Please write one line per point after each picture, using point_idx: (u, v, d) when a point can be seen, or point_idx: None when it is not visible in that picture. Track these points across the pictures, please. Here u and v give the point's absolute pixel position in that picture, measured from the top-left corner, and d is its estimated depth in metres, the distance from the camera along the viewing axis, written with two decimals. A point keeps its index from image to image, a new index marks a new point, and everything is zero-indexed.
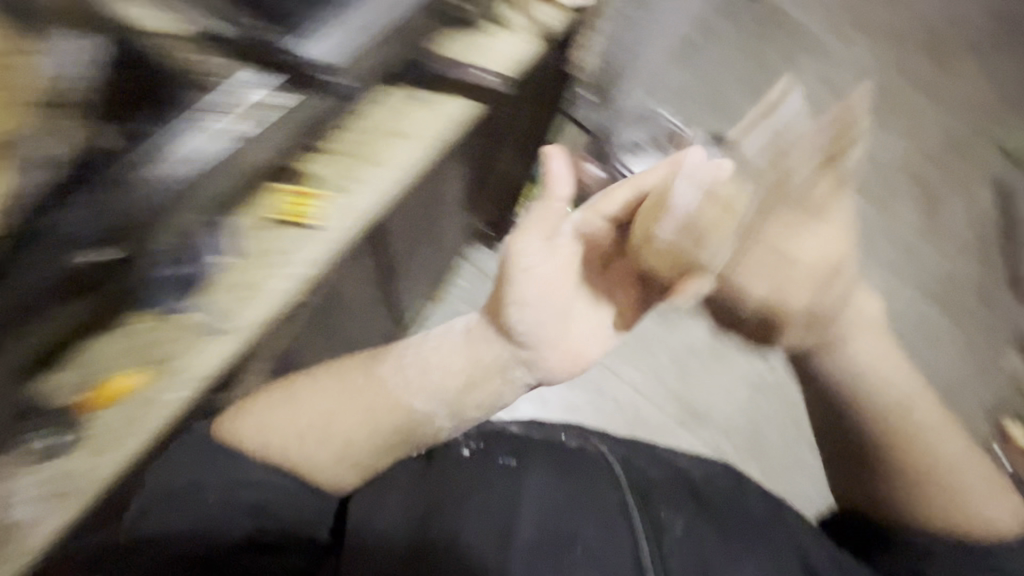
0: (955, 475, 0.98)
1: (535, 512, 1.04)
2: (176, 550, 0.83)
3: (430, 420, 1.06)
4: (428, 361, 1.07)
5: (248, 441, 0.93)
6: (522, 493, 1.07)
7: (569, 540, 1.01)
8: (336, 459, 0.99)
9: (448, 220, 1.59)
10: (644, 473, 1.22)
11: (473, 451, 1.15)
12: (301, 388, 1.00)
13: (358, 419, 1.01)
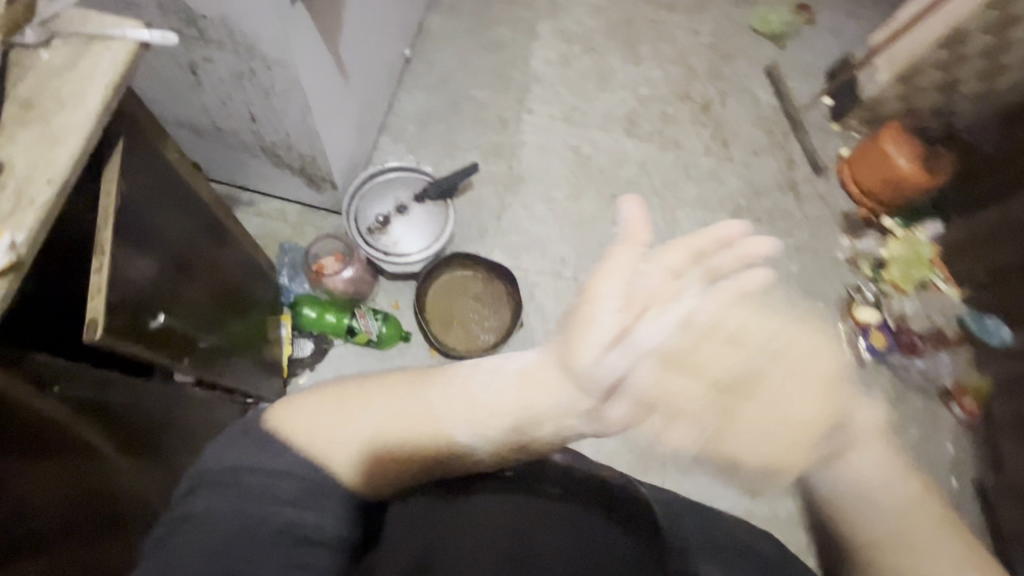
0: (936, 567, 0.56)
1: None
2: (256, 476, 0.53)
3: (479, 458, 0.62)
4: (500, 382, 0.63)
5: (295, 448, 0.56)
6: (543, 527, 0.59)
7: None
8: (390, 470, 0.59)
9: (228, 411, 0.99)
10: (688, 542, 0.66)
11: (523, 476, 0.65)
12: (361, 411, 0.59)
13: (399, 453, 0.60)
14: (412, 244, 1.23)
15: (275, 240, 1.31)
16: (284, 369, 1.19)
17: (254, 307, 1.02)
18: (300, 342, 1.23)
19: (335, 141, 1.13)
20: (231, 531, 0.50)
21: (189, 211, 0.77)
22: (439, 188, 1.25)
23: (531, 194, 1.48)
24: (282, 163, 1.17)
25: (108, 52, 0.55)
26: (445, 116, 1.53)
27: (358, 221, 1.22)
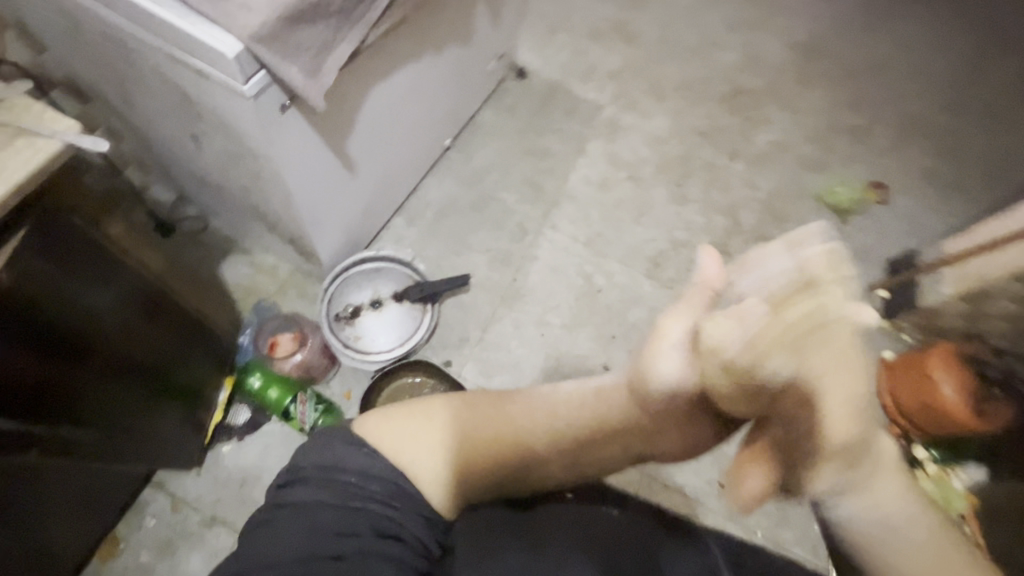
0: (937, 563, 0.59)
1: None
2: (346, 480, 0.59)
3: (552, 466, 0.68)
4: (568, 401, 0.71)
5: (388, 455, 0.62)
6: (614, 532, 0.69)
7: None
8: (474, 475, 0.65)
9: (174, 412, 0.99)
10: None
11: (571, 494, 0.75)
12: (443, 419, 0.67)
13: (489, 439, 0.67)
14: (376, 343, 1.18)
15: (257, 294, 1.30)
16: (208, 434, 1.13)
17: (186, 369, 0.99)
18: (236, 409, 1.16)
19: (326, 226, 1.11)
20: (351, 515, 0.57)
21: (121, 293, 0.76)
22: (421, 293, 1.20)
23: (527, 311, 1.41)
24: (276, 231, 1.17)
25: (27, 150, 0.54)
26: (466, 211, 1.50)
27: (331, 303, 1.19)
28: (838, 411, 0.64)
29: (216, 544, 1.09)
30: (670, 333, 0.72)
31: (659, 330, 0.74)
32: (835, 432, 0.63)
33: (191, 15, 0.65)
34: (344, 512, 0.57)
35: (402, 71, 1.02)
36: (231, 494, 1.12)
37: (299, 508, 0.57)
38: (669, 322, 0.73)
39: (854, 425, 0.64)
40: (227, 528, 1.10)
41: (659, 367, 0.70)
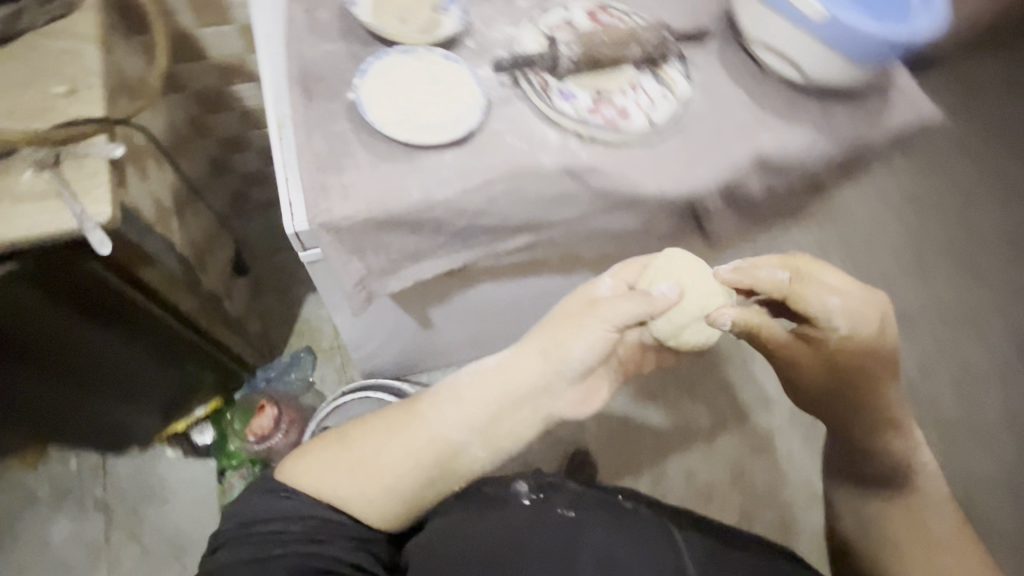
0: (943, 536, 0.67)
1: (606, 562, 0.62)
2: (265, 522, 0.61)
3: (474, 447, 0.70)
4: (473, 387, 0.70)
5: (322, 498, 0.64)
6: (583, 531, 0.66)
7: None
8: (386, 488, 0.66)
9: (136, 406, 0.98)
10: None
11: (532, 500, 0.72)
12: (364, 433, 0.68)
13: (375, 439, 0.68)
14: None
15: (309, 341, 1.25)
16: (166, 432, 1.10)
17: (169, 381, 0.97)
18: (202, 427, 1.11)
19: (377, 349, 1.00)
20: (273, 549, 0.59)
21: (123, 322, 0.75)
22: None
23: None
24: None
25: (47, 217, 0.52)
26: None
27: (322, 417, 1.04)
28: (844, 283, 0.62)
29: (85, 530, 1.05)
30: (564, 354, 0.68)
31: (564, 333, 0.68)
32: (812, 354, 0.66)
33: (293, 171, 0.58)
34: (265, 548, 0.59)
35: (537, 282, 0.83)
36: (132, 497, 1.08)
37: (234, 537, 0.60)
38: (578, 330, 0.67)
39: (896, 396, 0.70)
40: (104, 522, 1.06)
41: (572, 351, 0.67)
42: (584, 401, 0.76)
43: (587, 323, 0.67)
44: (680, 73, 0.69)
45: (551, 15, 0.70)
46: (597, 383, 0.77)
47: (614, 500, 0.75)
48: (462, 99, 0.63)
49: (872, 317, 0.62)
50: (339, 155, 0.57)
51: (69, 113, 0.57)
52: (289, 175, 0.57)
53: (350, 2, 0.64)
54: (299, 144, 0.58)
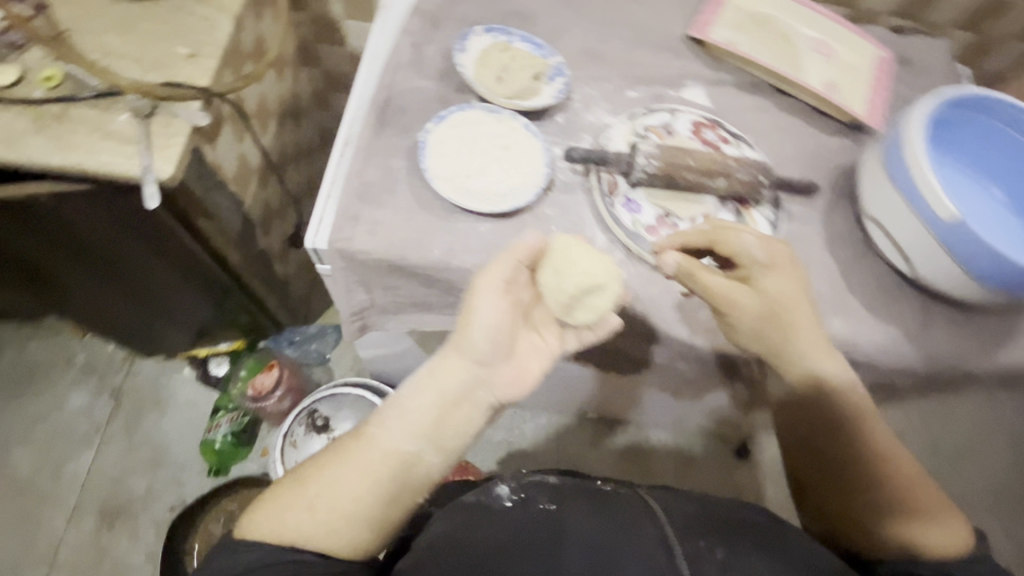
0: (928, 507, 0.55)
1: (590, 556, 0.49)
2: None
3: (428, 458, 0.53)
4: (414, 391, 0.53)
5: (283, 543, 0.49)
6: (569, 532, 0.51)
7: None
8: (350, 519, 0.50)
9: (171, 326, 1.06)
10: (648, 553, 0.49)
11: (515, 501, 0.56)
12: (321, 465, 0.53)
13: (321, 469, 0.52)
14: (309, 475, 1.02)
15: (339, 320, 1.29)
16: (189, 352, 1.20)
17: (201, 314, 1.04)
18: (220, 360, 1.19)
19: (383, 360, 1.00)
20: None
21: (171, 258, 0.81)
22: None
23: None
24: None
25: (122, 160, 0.57)
26: None
27: (316, 404, 1.05)
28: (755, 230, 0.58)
29: (94, 409, 1.16)
30: (472, 344, 0.52)
31: (464, 325, 0.52)
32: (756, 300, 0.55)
33: (336, 191, 0.59)
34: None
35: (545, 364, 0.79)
36: (144, 398, 1.18)
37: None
38: (472, 317, 0.52)
39: (789, 281, 0.56)
40: (112, 408, 1.16)
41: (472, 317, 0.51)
42: (518, 384, 0.55)
43: (484, 295, 0.52)
44: (764, 219, 0.63)
45: (651, 116, 0.68)
46: (536, 341, 0.57)
47: (596, 489, 0.59)
48: (532, 169, 0.61)
49: (762, 244, 0.56)
50: (383, 194, 0.58)
51: (182, 74, 0.62)
52: (332, 194, 0.58)
53: (459, 48, 0.66)
54: (351, 171, 0.59)
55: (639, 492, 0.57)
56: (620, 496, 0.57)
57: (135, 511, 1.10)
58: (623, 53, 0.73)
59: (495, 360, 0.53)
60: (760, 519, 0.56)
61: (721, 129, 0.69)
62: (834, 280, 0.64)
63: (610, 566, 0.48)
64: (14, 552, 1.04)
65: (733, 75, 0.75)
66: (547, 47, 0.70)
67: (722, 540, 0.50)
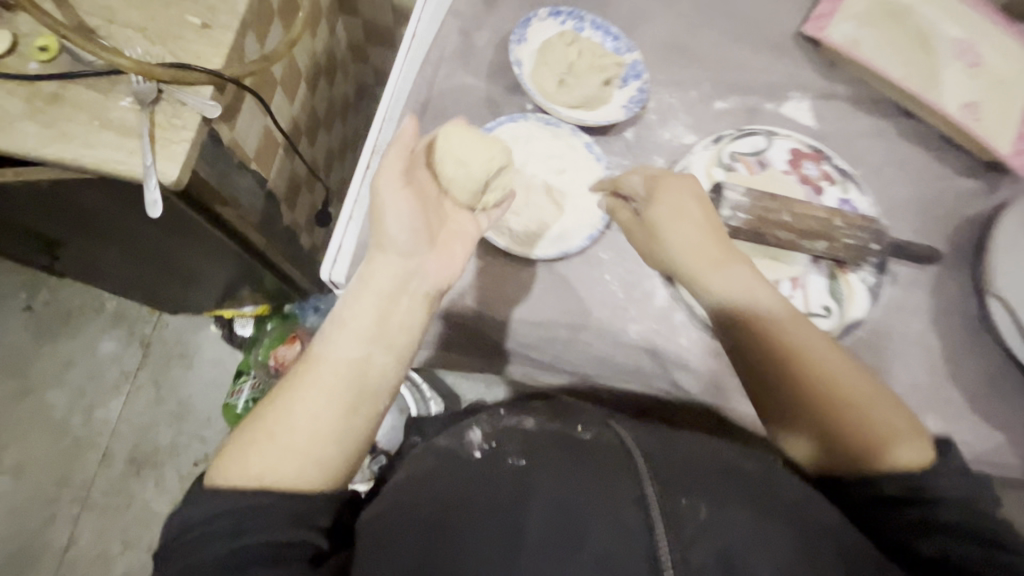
0: (875, 409, 0.44)
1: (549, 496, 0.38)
2: (190, 541, 0.37)
3: (381, 357, 0.45)
4: (351, 297, 0.46)
5: (240, 489, 0.38)
6: (529, 470, 0.40)
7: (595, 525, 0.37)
8: (307, 445, 0.41)
9: (196, 292, 1.03)
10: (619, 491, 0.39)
11: (484, 452, 0.43)
12: (265, 406, 0.43)
13: (261, 411, 0.43)
14: None
15: None
16: (213, 311, 1.16)
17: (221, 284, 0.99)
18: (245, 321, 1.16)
19: None
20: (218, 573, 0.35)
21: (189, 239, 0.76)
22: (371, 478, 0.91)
23: None
24: None
25: (122, 155, 0.50)
26: None
27: None
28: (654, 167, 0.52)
29: (124, 358, 1.17)
30: (394, 236, 0.46)
31: (378, 225, 0.46)
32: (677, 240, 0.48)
33: (360, 213, 0.52)
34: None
35: None
36: (171, 352, 1.18)
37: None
38: (383, 209, 0.45)
39: (690, 202, 0.48)
40: (140, 359, 1.17)
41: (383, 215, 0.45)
42: (450, 269, 0.48)
43: (389, 200, 0.45)
44: (861, 283, 0.52)
45: (742, 140, 0.56)
46: (455, 247, 0.49)
47: (573, 438, 0.44)
48: (584, 201, 0.53)
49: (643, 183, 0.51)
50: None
51: (193, 50, 0.53)
52: (354, 215, 0.52)
53: (517, 37, 0.54)
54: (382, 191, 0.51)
55: (610, 424, 0.46)
56: (564, 405, 0.49)
57: (160, 463, 1.12)
58: (714, 51, 0.60)
59: (421, 244, 0.46)
60: (753, 468, 0.43)
61: (824, 162, 0.56)
62: (934, 363, 0.54)
63: (579, 519, 0.37)
64: (49, 489, 1.09)
65: (849, 86, 0.61)
66: (624, 39, 0.57)
67: (717, 500, 0.39)
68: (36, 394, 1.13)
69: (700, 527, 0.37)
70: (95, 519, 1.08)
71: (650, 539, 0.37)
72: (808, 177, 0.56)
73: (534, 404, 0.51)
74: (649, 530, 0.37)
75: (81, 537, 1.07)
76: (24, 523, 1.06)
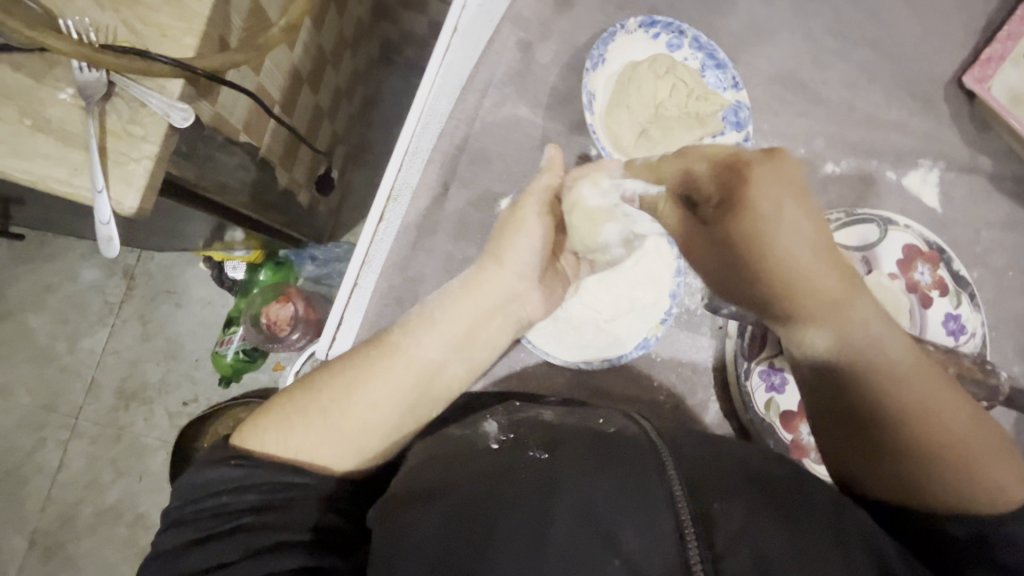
0: (982, 455, 0.33)
1: (592, 505, 0.30)
2: (218, 505, 0.34)
3: (454, 368, 0.41)
4: (447, 298, 0.42)
5: (278, 460, 0.36)
6: (563, 468, 0.32)
7: (631, 532, 0.29)
8: (362, 437, 0.38)
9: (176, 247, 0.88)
10: (646, 483, 0.31)
11: (503, 444, 0.36)
12: (330, 370, 0.39)
13: (325, 376, 0.39)
14: None
15: None
16: (200, 251, 0.96)
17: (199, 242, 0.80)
18: (236, 264, 0.95)
19: None
20: (245, 542, 0.33)
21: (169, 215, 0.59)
22: None
23: None
24: None
25: (64, 172, 0.38)
26: None
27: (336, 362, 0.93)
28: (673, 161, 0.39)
29: (107, 287, 1.04)
30: (515, 257, 0.42)
31: (503, 236, 0.43)
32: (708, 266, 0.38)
33: (367, 279, 0.45)
34: (221, 542, 0.33)
35: None
36: (157, 286, 1.04)
37: (169, 559, 0.33)
38: (519, 226, 0.42)
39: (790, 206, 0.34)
40: (125, 291, 1.04)
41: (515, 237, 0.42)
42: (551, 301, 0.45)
43: (530, 221, 0.42)
44: None
45: (850, 228, 0.46)
46: (559, 280, 0.46)
47: (594, 428, 0.35)
48: (642, 295, 0.47)
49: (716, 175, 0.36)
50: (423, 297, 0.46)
51: (154, 22, 0.40)
52: (361, 280, 0.45)
53: (593, 59, 0.46)
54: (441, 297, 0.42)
55: (635, 418, 0.37)
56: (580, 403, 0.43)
57: (150, 399, 1.01)
58: (838, 93, 0.49)
59: (536, 275, 0.43)
60: (785, 473, 0.34)
61: (942, 266, 0.46)
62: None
63: (614, 524, 0.30)
64: (38, 412, 0.99)
65: (994, 159, 0.49)
66: (730, 70, 0.46)
67: (756, 511, 0.31)
68: (18, 315, 1.02)
69: (733, 537, 0.29)
70: (85, 446, 0.99)
71: (680, 547, 0.29)
72: (917, 284, 0.46)
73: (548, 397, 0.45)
74: (679, 534, 0.30)
75: (73, 463, 0.98)
76: (14, 444, 0.98)
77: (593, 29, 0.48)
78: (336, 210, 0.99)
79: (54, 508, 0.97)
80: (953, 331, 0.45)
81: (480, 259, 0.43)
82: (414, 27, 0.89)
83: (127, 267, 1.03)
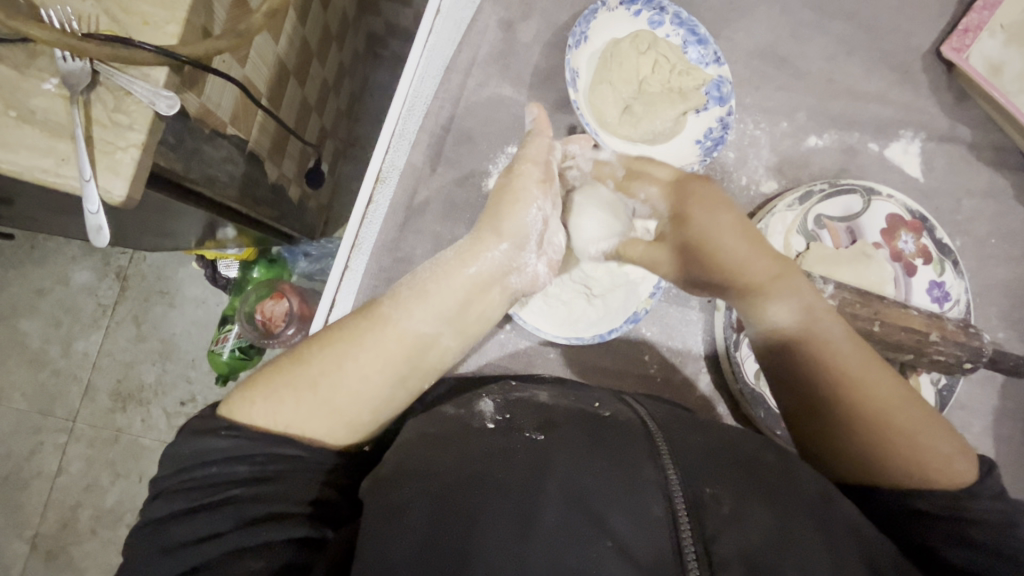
0: (918, 427, 0.35)
1: (584, 487, 0.30)
2: (206, 476, 0.34)
3: (448, 341, 0.42)
4: (440, 271, 0.42)
5: (271, 433, 0.36)
6: (559, 453, 0.31)
7: (615, 507, 0.29)
8: (347, 409, 0.38)
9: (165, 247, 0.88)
10: (640, 467, 0.31)
11: (496, 424, 0.35)
12: (325, 339, 0.39)
13: (331, 349, 0.38)
14: None
15: None
16: (192, 250, 0.96)
17: (190, 240, 0.79)
18: (230, 261, 0.95)
19: None
20: (236, 513, 0.33)
21: (160, 212, 0.59)
22: None
23: None
24: None
25: (50, 163, 0.39)
26: None
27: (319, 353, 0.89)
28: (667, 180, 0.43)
29: (100, 289, 1.03)
30: (514, 227, 0.42)
31: (502, 208, 0.42)
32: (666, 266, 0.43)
33: (358, 261, 0.46)
34: (211, 512, 0.33)
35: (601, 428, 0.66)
36: (150, 287, 1.03)
37: (153, 529, 0.33)
38: (516, 196, 0.42)
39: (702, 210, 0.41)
40: (118, 292, 1.03)
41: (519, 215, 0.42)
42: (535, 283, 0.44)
43: (534, 193, 0.42)
44: (929, 386, 0.46)
45: (834, 199, 0.46)
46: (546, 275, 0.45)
47: (589, 411, 0.35)
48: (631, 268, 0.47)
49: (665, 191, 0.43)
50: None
51: (134, 11, 0.40)
52: (351, 264, 0.45)
53: (574, 37, 0.46)
54: (438, 267, 0.42)
55: (627, 402, 0.37)
56: (576, 382, 0.43)
57: (146, 400, 1.01)
58: (819, 67, 0.49)
59: (535, 249, 0.43)
60: (773, 457, 0.33)
61: (925, 234, 0.47)
62: (1005, 478, 0.48)
63: (603, 508, 0.29)
64: (32, 417, 0.99)
65: (974, 128, 0.50)
66: (712, 45, 0.47)
67: (743, 487, 0.30)
68: (8, 320, 1.01)
69: (726, 520, 0.29)
70: (83, 449, 0.99)
71: (673, 533, 0.29)
72: (902, 253, 0.46)
73: (543, 376, 0.46)
74: (671, 519, 0.29)
75: (71, 466, 0.98)
76: (10, 450, 0.97)
77: (575, 8, 0.49)
78: (326, 205, 0.99)
79: (54, 512, 0.96)
80: (938, 298, 0.46)
81: (477, 230, 0.43)
82: (400, 20, 0.89)
83: (120, 268, 1.03)
